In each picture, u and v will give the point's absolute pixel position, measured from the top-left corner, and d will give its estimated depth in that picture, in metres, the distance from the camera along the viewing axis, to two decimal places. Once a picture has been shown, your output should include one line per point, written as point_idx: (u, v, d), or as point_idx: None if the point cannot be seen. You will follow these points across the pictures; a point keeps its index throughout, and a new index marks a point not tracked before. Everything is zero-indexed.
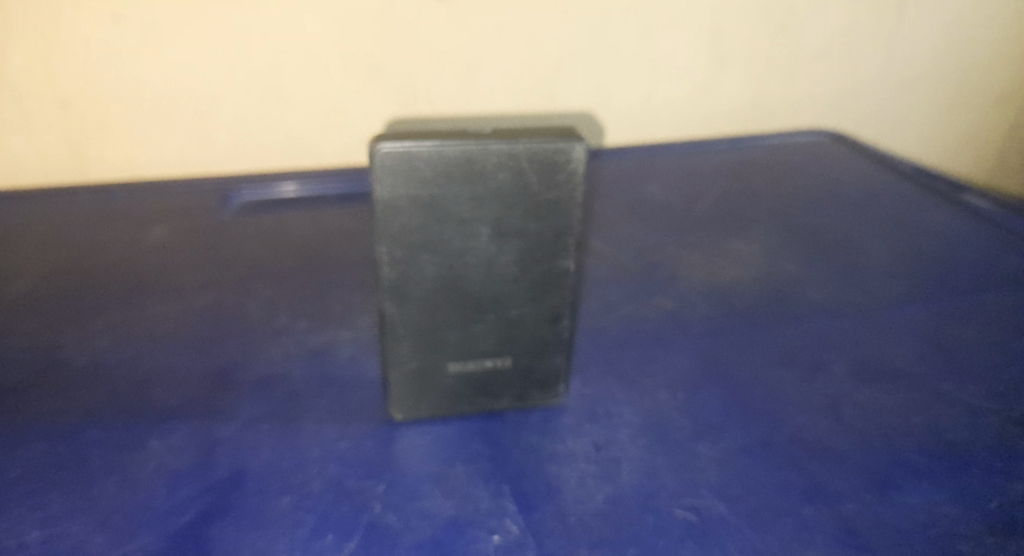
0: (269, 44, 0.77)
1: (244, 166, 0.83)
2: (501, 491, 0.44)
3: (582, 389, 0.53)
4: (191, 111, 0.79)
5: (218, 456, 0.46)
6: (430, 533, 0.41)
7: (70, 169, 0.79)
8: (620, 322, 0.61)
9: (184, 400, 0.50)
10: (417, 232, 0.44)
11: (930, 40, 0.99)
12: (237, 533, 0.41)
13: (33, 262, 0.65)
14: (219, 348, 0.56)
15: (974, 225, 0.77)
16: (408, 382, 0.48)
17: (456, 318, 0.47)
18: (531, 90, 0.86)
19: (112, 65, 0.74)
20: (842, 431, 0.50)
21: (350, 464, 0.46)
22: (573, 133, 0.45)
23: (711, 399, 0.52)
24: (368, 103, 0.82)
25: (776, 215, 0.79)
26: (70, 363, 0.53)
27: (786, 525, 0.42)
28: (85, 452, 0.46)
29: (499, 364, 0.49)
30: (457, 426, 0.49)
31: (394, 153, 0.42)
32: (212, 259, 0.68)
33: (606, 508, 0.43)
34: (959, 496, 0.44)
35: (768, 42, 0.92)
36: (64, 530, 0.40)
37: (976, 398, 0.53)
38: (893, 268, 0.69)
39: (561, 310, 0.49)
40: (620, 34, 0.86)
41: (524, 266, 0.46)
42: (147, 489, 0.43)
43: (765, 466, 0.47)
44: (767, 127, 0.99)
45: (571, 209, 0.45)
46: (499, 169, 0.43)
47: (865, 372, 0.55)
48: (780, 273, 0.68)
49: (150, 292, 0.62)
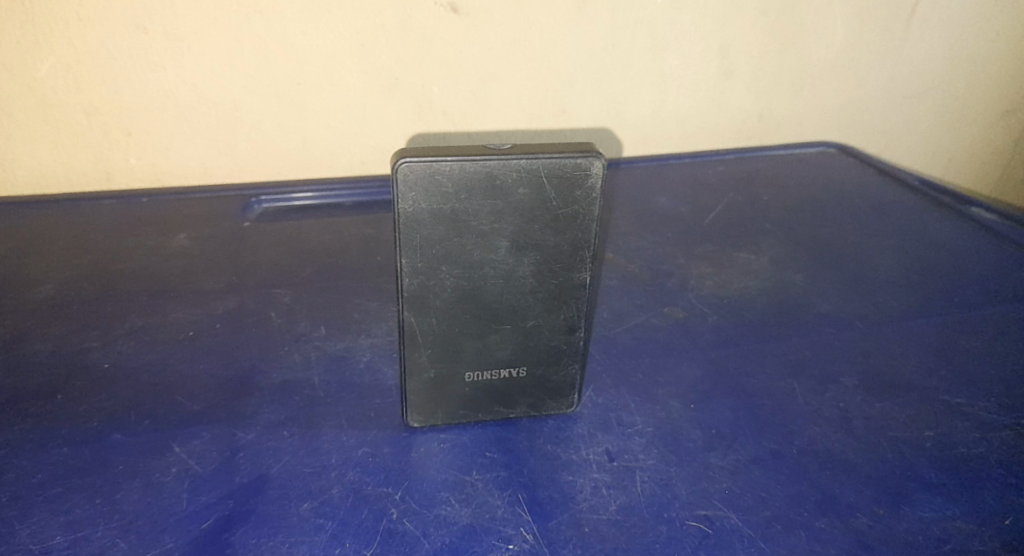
0: (286, 56, 0.78)
1: (260, 174, 0.84)
2: (517, 499, 0.45)
3: (596, 397, 0.54)
4: (208, 120, 0.80)
5: (239, 461, 0.47)
6: (447, 540, 0.42)
7: (91, 175, 0.80)
8: (633, 332, 0.62)
9: (205, 405, 0.52)
10: (438, 244, 0.45)
11: (939, 55, 1.00)
12: (258, 538, 0.42)
13: (56, 268, 0.67)
14: (238, 354, 0.57)
15: (981, 239, 0.77)
16: (426, 390, 0.49)
17: (473, 328, 0.48)
18: (542, 102, 0.87)
19: (133, 74, 0.75)
20: (852, 443, 0.50)
21: (368, 470, 0.47)
22: (591, 148, 0.45)
23: (723, 409, 0.53)
24: (382, 112, 0.83)
25: (785, 226, 0.80)
26: (93, 368, 0.55)
27: (797, 538, 0.43)
28: (109, 456, 0.47)
29: (515, 373, 0.50)
30: (473, 433, 0.50)
31: (416, 168, 0.43)
32: (231, 265, 0.69)
33: (620, 518, 0.44)
34: (969, 511, 0.45)
35: (777, 55, 0.93)
36: (88, 535, 0.41)
37: (986, 412, 0.53)
38: (901, 281, 0.70)
39: (577, 321, 0.50)
40: (631, 46, 0.86)
41: (541, 278, 0.47)
42: (170, 493, 0.44)
43: (776, 477, 0.47)
44: (775, 139, 1.00)
45: (588, 223, 0.46)
46: (519, 183, 0.44)
47: (875, 384, 0.56)
48: (789, 285, 0.69)
49: (170, 297, 0.63)
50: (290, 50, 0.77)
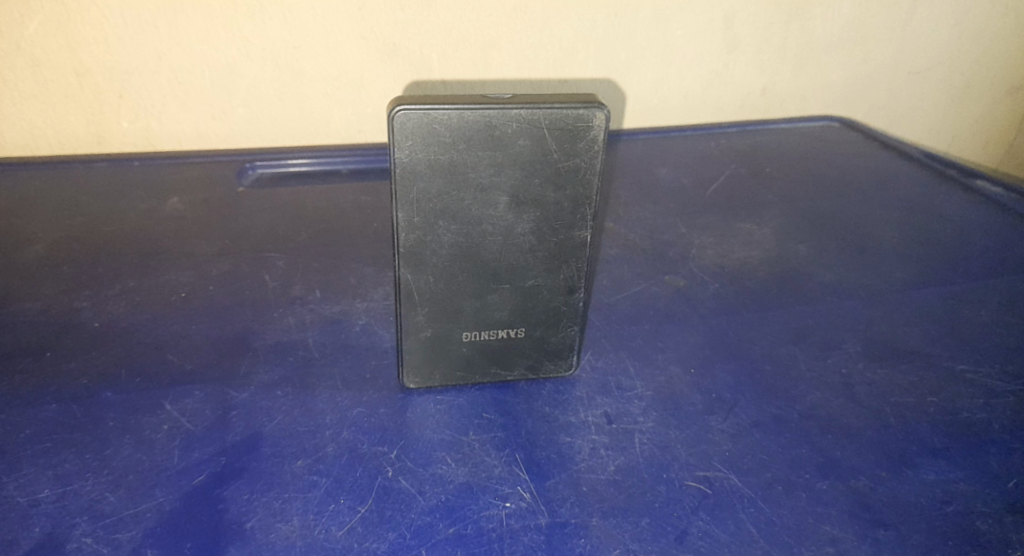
0: (285, 22, 0.76)
1: (258, 141, 0.83)
2: (514, 458, 0.44)
3: (595, 361, 0.53)
4: (204, 84, 0.79)
5: (232, 419, 0.46)
6: (443, 497, 0.42)
7: (83, 139, 0.79)
8: (633, 299, 0.61)
9: (198, 364, 0.51)
10: (435, 198, 0.44)
11: (945, 29, 0.99)
12: (251, 494, 0.41)
13: (47, 230, 0.65)
14: (231, 315, 0.56)
15: (985, 211, 0.76)
16: (423, 350, 0.48)
17: (471, 287, 0.47)
18: (543, 72, 0.86)
19: (128, 35, 0.74)
20: (855, 408, 0.50)
21: (364, 430, 0.46)
22: (594, 100, 0.44)
23: (724, 374, 0.52)
24: (381, 79, 0.82)
25: (788, 198, 0.79)
26: (84, 327, 0.54)
27: (798, 499, 0.42)
28: (99, 413, 0.46)
29: (513, 334, 0.49)
30: (470, 395, 0.49)
31: (414, 116, 0.42)
32: (225, 230, 0.68)
33: (619, 478, 0.44)
34: (973, 475, 0.45)
35: (782, 27, 0.91)
36: (77, 490, 0.41)
37: (991, 379, 0.52)
38: (905, 252, 0.69)
39: (577, 282, 0.49)
40: (635, 15, 0.85)
41: (541, 235, 0.46)
42: (162, 449, 0.44)
43: (778, 441, 0.47)
44: (779, 113, 0.99)
45: (590, 178, 0.45)
46: (519, 135, 0.43)
47: (878, 351, 0.55)
48: (791, 255, 0.68)
49: (163, 260, 0.62)
50: (287, 14, 0.76)
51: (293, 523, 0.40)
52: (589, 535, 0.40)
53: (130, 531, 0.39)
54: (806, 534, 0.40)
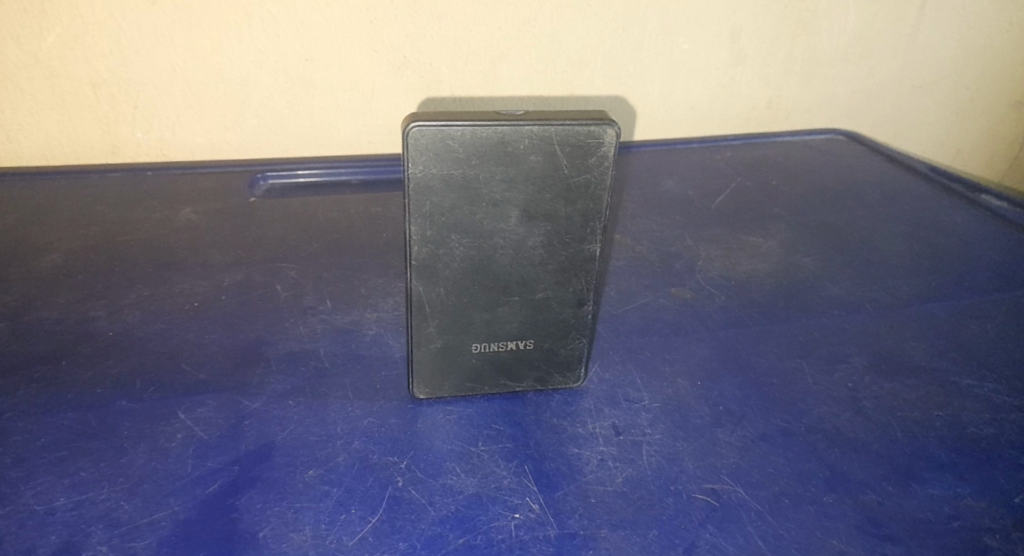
0: (297, 35, 0.78)
1: (269, 152, 0.84)
2: (523, 470, 0.45)
3: (602, 373, 0.54)
4: (217, 95, 0.80)
5: (245, 428, 0.47)
6: (454, 508, 0.42)
7: (97, 148, 0.80)
8: (641, 310, 0.61)
9: (211, 373, 0.51)
10: (448, 212, 0.45)
11: (951, 43, 0.99)
12: (264, 503, 0.42)
13: (63, 239, 0.66)
14: (245, 324, 0.57)
15: (991, 225, 0.77)
16: (434, 360, 0.49)
17: (482, 299, 0.48)
18: (552, 85, 0.87)
19: (143, 46, 0.75)
20: (862, 422, 0.50)
21: (375, 440, 0.47)
22: (605, 116, 0.45)
23: (732, 387, 0.53)
24: (390, 91, 0.83)
25: (794, 211, 0.79)
26: (99, 335, 0.54)
27: (805, 513, 0.43)
28: (115, 421, 0.47)
29: (523, 346, 0.50)
30: (480, 406, 0.50)
31: (428, 132, 0.42)
32: (238, 239, 0.68)
33: (627, 490, 0.44)
34: (980, 490, 0.45)
35: (788, 42, 0.92)
36: (93, 498, 0.41)
37: (997, 394, 0.53)
38: (911, 265, 0.69)
39: (587, 295, 0.49)
40: (642, 30, 0.86)
41: (552, 249, 0.47)
42: (176, 458, 0.44)
43: (786, 454, 0.47)
44: (785, 125, 1.00)
45: (600, 193, 0.46)
46: (531, 150, 0.44)
47: (884, 365, 0.56)
48: (798, 268, 0.68)
49: (177, 269, 0.63)
50: (300, 26, 0.77)
51: (306, 532, 0.40)
52: (598, 547, 0.40)
53: (145, 539, 0.39)
54: (813, 548, 0.41)
